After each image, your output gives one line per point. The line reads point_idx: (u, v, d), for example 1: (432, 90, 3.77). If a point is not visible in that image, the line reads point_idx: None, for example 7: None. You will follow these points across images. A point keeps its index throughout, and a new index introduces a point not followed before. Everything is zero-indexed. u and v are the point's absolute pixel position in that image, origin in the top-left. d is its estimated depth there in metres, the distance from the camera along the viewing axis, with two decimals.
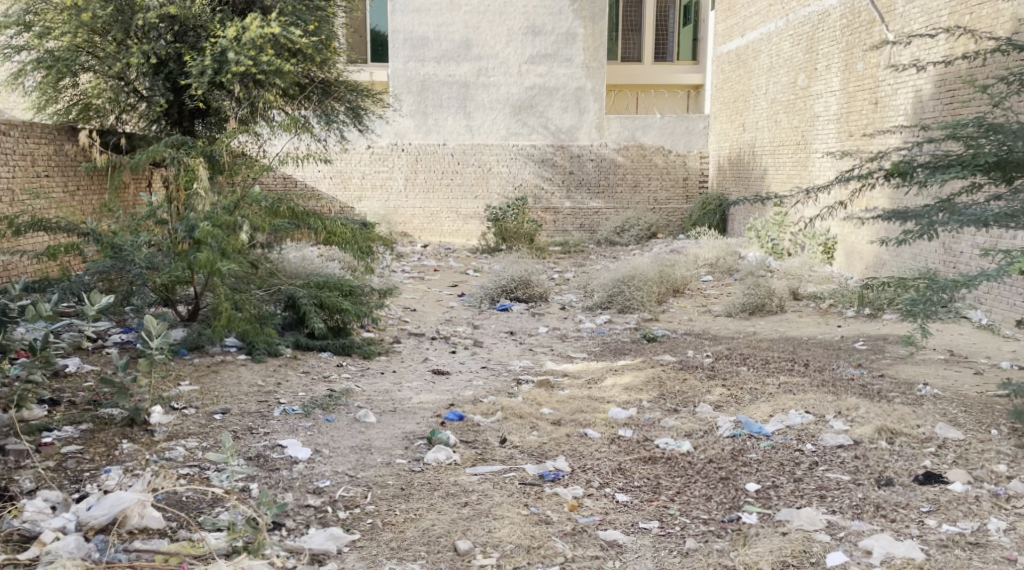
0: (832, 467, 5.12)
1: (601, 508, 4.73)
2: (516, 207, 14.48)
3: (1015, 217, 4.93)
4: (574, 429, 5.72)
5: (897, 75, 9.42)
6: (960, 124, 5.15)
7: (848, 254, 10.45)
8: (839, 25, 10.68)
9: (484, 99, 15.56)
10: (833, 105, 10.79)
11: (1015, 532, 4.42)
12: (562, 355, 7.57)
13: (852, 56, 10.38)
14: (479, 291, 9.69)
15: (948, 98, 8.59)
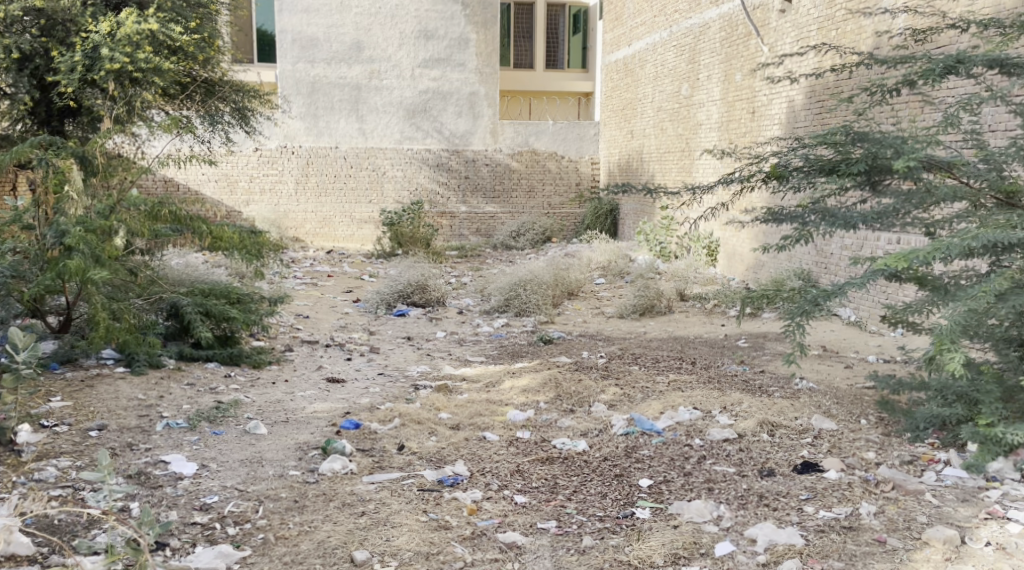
0: (718, 460, 5.37)
1: (500, 511, 4.84)
2: (411, 212, 14.54)
3: (880, 220, 5.25)
4: (472, 433, 5.82)
5: (771, 86, 9.86)
6: (829, 132, 5.41)
7: (729, 256, 10.90)
8: (718, 37, 11.10)
9: (376, 103, 15.51)
10: (714, 114, 11.22)
11: (884, 515, 4.73)
12: (459, 359, 7.66)
13: (731, 67, 10.79)
14: (374, 296, 9.68)
15: (817, 109, 9.06)
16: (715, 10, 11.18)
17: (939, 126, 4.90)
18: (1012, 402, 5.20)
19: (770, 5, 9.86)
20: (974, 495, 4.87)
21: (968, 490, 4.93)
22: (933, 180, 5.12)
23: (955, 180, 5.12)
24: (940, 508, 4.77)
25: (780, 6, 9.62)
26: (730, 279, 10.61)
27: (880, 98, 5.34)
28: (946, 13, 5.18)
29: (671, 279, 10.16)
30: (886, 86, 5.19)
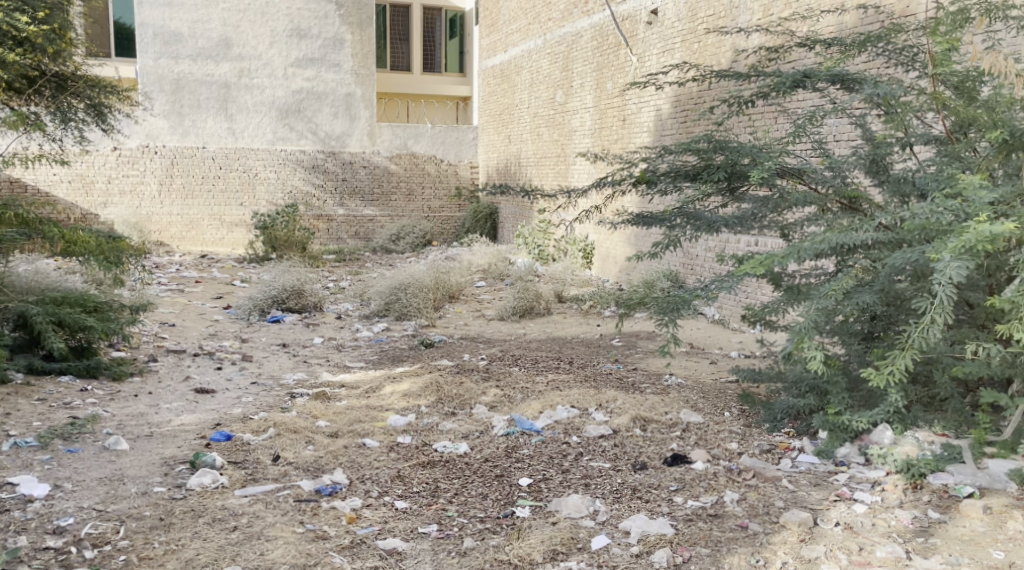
0: (594, 456, 5.59)
1: (379, 517, 4.91)
2: (286, 214, 14.29)
3: (742, 223, 5.56)
4: (351, 440, 5.87)
5: (640, 95, 10.23)
6: (693, 139, 5.64)
7: (604, 258, 11.24)
8: (590, 46, 11.43)
9: (246, 102, 15.23)
10: (587, 121, 11.54)
11: (745, 501, 5.04)
12: (337, 365, 7.67)
13: (602, 75, 11.12)
14: (246, 302, 9.54)
15: (682, 118, 9.45)
16: (587, 20, 11.51)
17: (789, 135, 5.32)
18: (856, 391, 5.67)
19: (638, 16, 10.22)
20: (825, 479, 5.28)
21: (820, 475, 5.34)
22: (786, 186, 5.47)
23: (804, 186, 5.49)
24: (795, 493, 5.13)
25: (647, 18, 9.98)
26: (606, 281, 10.95)
27: (737, 109, 5.64)
28: (794, 32, 5.54)
29: (550, 281, 10.39)
30: (743, 98, 5.50)
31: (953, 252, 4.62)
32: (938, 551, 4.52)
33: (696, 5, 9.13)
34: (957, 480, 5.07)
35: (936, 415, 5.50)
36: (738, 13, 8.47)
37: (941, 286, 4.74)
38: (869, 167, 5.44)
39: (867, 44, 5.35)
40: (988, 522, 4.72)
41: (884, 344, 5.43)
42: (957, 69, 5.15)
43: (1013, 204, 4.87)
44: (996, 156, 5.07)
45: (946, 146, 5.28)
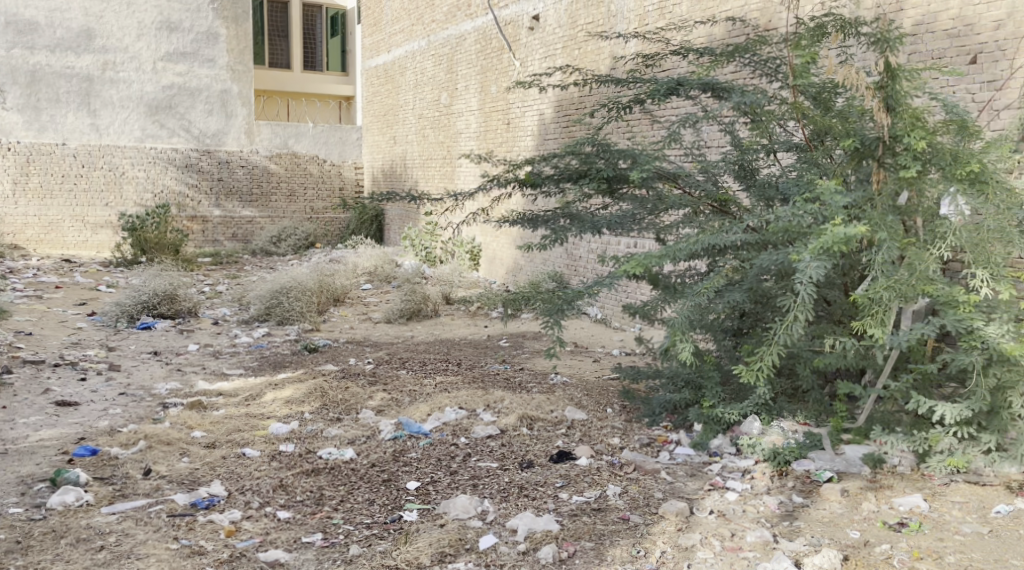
0: (482, 456, 5.75)
1: (261, 529, 4.90)
2: (157, 216, 13.83)
3: (623, 225, 5.69)
4: (229, 450, 5.83)
5: (524, 99, 10.38)
6: (577, 142, 5.73)
7: (491, 260, 11.36)
8: (473, 49, 11.53)
9: (111, 96, 14.65)
10: (472, 123, 11.64)
11: (627, 494, 5.30)
12: (214, 373, 7.51)
13: (486, 78, 11.23)
14: (113, 308, 9.24)
15: (565, 122, 9.63)
16: (470, 23, 11.58)
17: (664, 140, 5.52)
18: (727, 384, 5.96)
19: (520, 21, 10.36)
20: (700, 470, 5.58)
21: (695, 466, 5.62)
22: (662, 190, 5.69)
23: (679, 190, 5.71)
24: (673, 484, 5.43)
25: (529, 23, 10.14)
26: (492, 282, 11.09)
27: (616, 115, 5.76)
28: (668, 40, 5.75)
29: (438, 284, 10.45)
30: (621, 103, 5.63)
31: (813, 253, 5.01)
32: (802, 534, 4.89)
33: (576, 12, 9.33)
34: (817, 465, 5.52)
35: (798, 406, 5.87)
36: (616, 22, 8.70)
37: (803, 285, 5.10)
38: (737, 173, 5.87)
39: (734, 55, 5.64)
40: (845, 504, 5.18)
41: (753, 340, 5.68)
42: (815, 81, 5.50)
43: (864, 208, 5.35)
44: (850, 162, 5.49)
45: (805, 153, 5.69)
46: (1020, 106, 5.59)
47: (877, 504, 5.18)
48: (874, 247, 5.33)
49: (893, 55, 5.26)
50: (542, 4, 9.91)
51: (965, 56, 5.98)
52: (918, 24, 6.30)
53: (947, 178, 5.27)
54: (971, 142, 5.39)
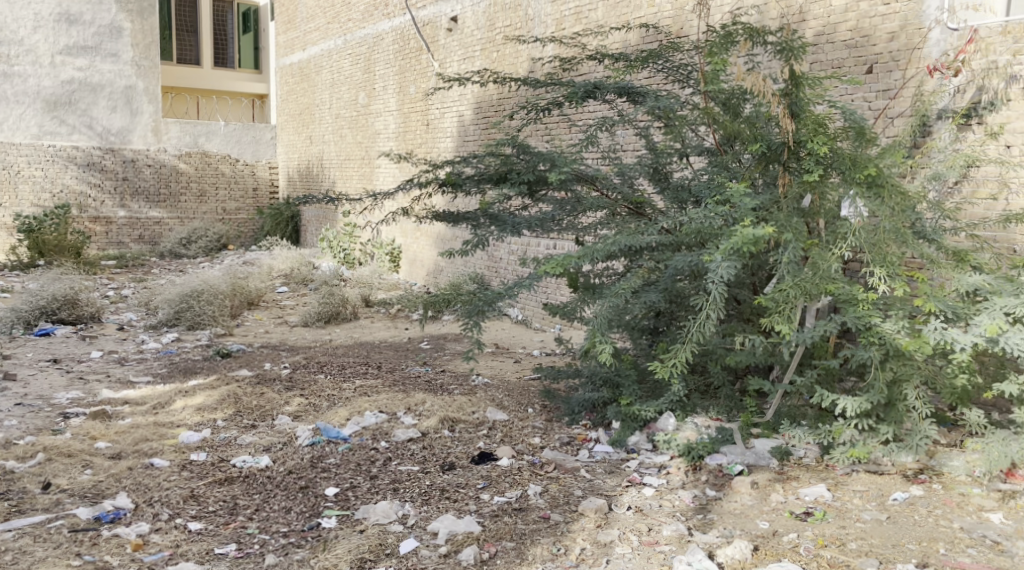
0: (403, 460, 5.82)
1: (170, 542, 4.84)
2: (55, 216, 13.37)
3: (543, 225, 5.80)
4: (137, 460, 5.72)
5: (444, 100, 10.40)
6: (498, 143, 5.89)
7: (411, 262, 11.33)
8: (392, 49, 11.48)
9: (5, 91, 14.01)
10: (391, 124, 11.60)
11: (547, 493, 5.44)
12: (120, 381, 7.28)
13: (405, 79, 11.21)
14: (9, 314, 8.85)
15: (485, 124, 9.68)
16: (387, 22, 11.53)
17: (582, 142, 5.70)
18: (644, 382, 6.10)
19: (438, 22, 10.38)
20: (618, 467, 5.74)
21: (613, 463, 5.78)
22: (581, 191, 5.82)
23: (598, 192, 5.86)
24: (592, 482, 5.57)
25: (447, 25, 10.17)
26: (412, 284, 11.07)
27: (534, 116, 5.91)
28: (585, 45, 5.93)
29: (356, 285, 10.38)
30: (539, 106, 5.78)
31: (724, 254, 5.23)
32: (714, 526, 5.08)
33: (494, 15, 9.40)
34: (729, 459, 5.69)
35: (711, 402, 6.08)
36: (533, 26, 8.80)
37: (715, 284, 5.32)
38: (651, 174, 6.00)
39: (648, 60, 5.85)
40: (755, 496, 5.39)
41: (668, 339, 5.84)
42: (724, 87, 5.70)
43: (771, 210, 5.58)
44: (757, 167, 5.72)
45: (715, 157, 5.91)
46: (912, 115, 5.94)
47: (784, 494, 5.42)
48: (781, 247, 5.55)
49: (796, 63, 5.56)
50: (460, 6, 9.96)
51: (863, 66, 6.30)
52: (818, 35, 6.58)
53: (846, 182, 5.53)
54: (868, 148, 5.65)
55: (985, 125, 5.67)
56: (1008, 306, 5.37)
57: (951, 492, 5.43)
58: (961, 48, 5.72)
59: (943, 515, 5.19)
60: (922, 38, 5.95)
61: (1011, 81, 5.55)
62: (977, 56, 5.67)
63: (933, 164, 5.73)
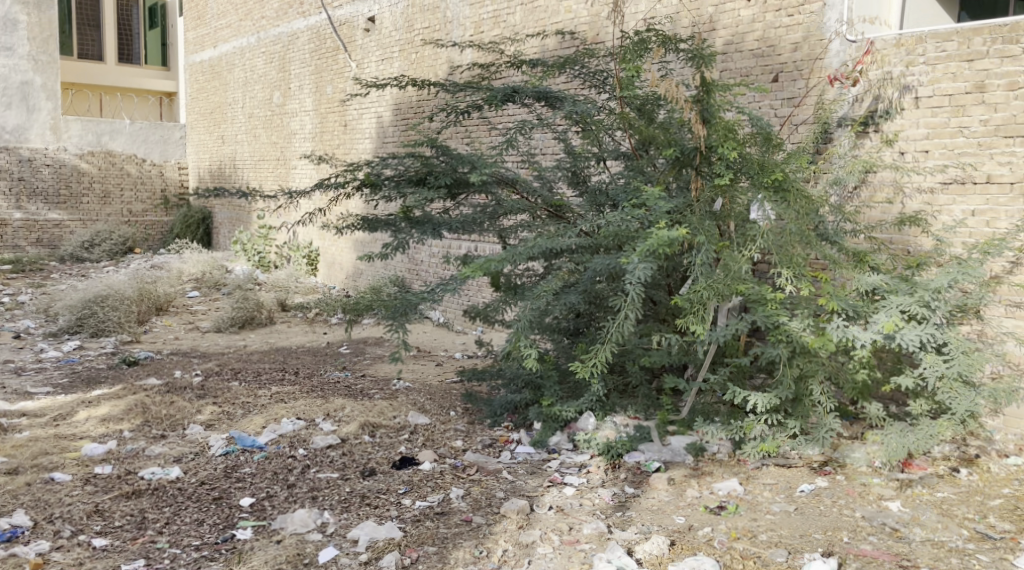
0: (322, 467, 5.75)
1: (72, 560, 4.64)
2: None
3: (465, 229, 6.04)
4: (36, 475, 5.45)
5: (362, 102, 10.39)
6: (418, 145, 6.07)
7: (329, 265, 11.21)
8: (307, 48, 11.42)
9: None
10: (306, 124, 11.53)
11: (469, 496, 5.45)
12: (17, 393, 6.88)
13: (321, 79, 11.16)
14: None
15: (404, 126, 9.71)
16: (302, 21, 11.44)
17: (502, 146, 5.94)
18: (565, 382, 6.23)
19: (355, 23, 10.39)
20: (539, 467, 5.83)
21: (535, 464, 5.88)
22: (502, 195, 6.04)
23: (517, 195, 6.10)
24: (514, 483, 5.64)
25: (365, 25, 10.19)
26: (332, 288, 10.97)
27: (454, 120, 6.13)
28: (503, 50, 6.17)
29: (272, 289, 10.22)
30: (459, 108, 6.02)
31: (641, 256, 5.34)
32: (633, 523, 5.18)
33: (412, 17, 9.47)
34: (646, 457, 5.87)
35: (629, 401, 6.19)
36: (452, 29, 8.88)
37: (633, 285, 5.43)
38: (570, 179, 6.25)
39: (565, 66, 6.02)
40: (671, 492, 5.53)
41: (588, 339, 6.02)
42: (639, 93, 5.87)
43: (685, 214, 5.74)
44: (671, 171, 5.89)
45: (631, 162, 6.06)
46: (815, 122, 6.35)
47: (699, 490, 5.57)
48: (694, 250, 5.71)
49: (707, 72, 5.73)
50: (378, 7, 10.00)
51: (769, 75, 6.70)
52: (728, 44, 6.95)
53: (755, 186, 5.72)
54: (774, 153, 5.89)
55: (881, 132, 6.16)
56: (904, 303, 5.65)
57: (854, 483, 5.69)
58: (859, 60, 6.18)
59: (846, 505, 5.43)
60: (823, 49, 6.36)
61: (904, 91, 6.06)
62: (873, 67, 6.15)
63: (834, 169, 6.21)
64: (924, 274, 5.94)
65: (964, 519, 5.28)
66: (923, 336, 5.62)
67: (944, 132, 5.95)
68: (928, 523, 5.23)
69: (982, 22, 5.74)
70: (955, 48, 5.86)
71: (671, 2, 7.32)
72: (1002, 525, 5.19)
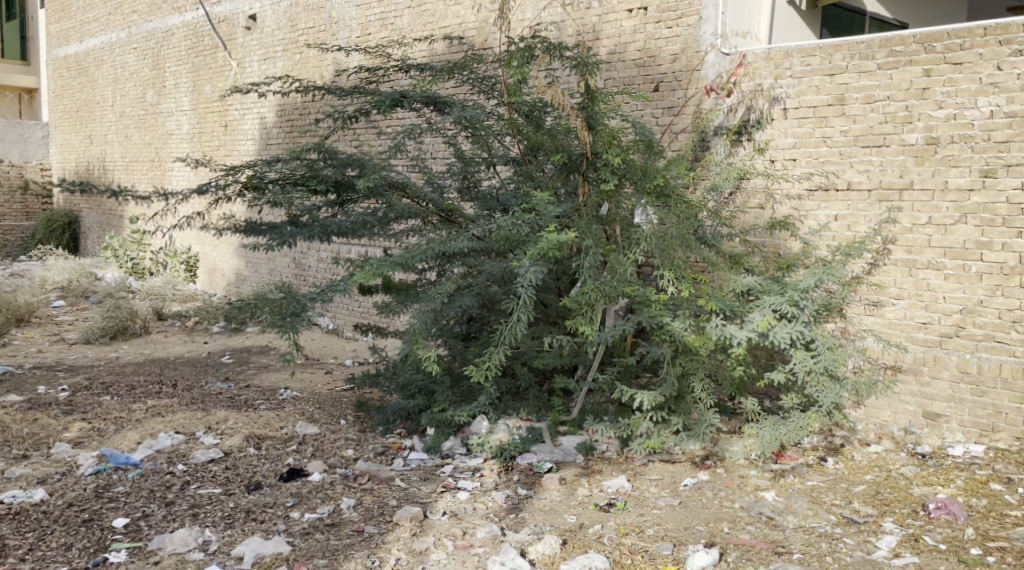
0: (203, 483, 5.54)
1: None
2: None
3: (352, 232, 6.02)
4: None
5: (243, 103, 10.53)
6: (303, 149, 6.01)
7: (210, 272, 11.30)
8: (183, 45, 11.56)
9: None
10: (184, 124, 11.66)
11: (360, 506, 5.38)
12: None
13: (198, 78, 11.32)
14: None
15: (289, 128, 9.85)
16: (177, 17, 11.59)
17: (391, 150, 5.99)
18: (458, 386, 6.34)
19: (235, 20, 10.51)
20: (433, 473, 5.84)
21: (428, 469, 5.89)
22: (393, 199, 6.05)
23: (409, 200, 6.10)
24: (407, 490, 5.60)
25: (245, 23, 10.32)
26: (213, 295, 11.03)
27: (341, 123, 6.13)
28: (391, 54, 6.16)
29: (147, 298, 9.99)
30: (346, 113, 5.99)
31: (532, 259, 5.44)
32: (526, 525, 5.23)
33: (296, 17, 9.62)
34: (539, 458, 5.97)
35: (521, 403, 6.31)
36: (338, 29, 9.06)
37: (525, 288, 5.53)
38: (461, 184, 6.34)
39: (453, 71, 6.16)
40: (563, 492, 5.62)
41: (480, 343, 6.14)
42: (527, 100, 5.99)
43: (573, 218, 5.89)
44: (559, 176, 6.04)
45: (521, 167, 6.19)
46: (693, 131, 6.75)
47: (589, 488, 5.69)
48: (582, 253, 5.85)
49: (592, 79, 5.88)
50: (258, 5, 10.13)
51: (650, 84, 7.06)
52: (612, 53, 7.29)
53: (638, 192, 5.91)
54: (655, 160, 6.10)
55: (753, 141, 6.56)
56: (776, 303, 5.94)
57: (732, 475, 5.91)
58: (732, 72, 6.58)
59: (726, 497, 5.63)
60: (700, 61, 6.76)
61: (774, 102, 6.47)
62: (746, 79, 6.55)
63: (711, 176, 6.54)
64: (793, 275, 6.29)
65: (831, 505, 5.50)
66: (793, 334, 5.94)
67: (809, 141, 6.37)
68: (799, 510, 5.44)
69: (841, 39, 6.19)
70: (818, 62, 6.29)
71: (556, 11, 7.65)
72: (865, 509, 5.41)
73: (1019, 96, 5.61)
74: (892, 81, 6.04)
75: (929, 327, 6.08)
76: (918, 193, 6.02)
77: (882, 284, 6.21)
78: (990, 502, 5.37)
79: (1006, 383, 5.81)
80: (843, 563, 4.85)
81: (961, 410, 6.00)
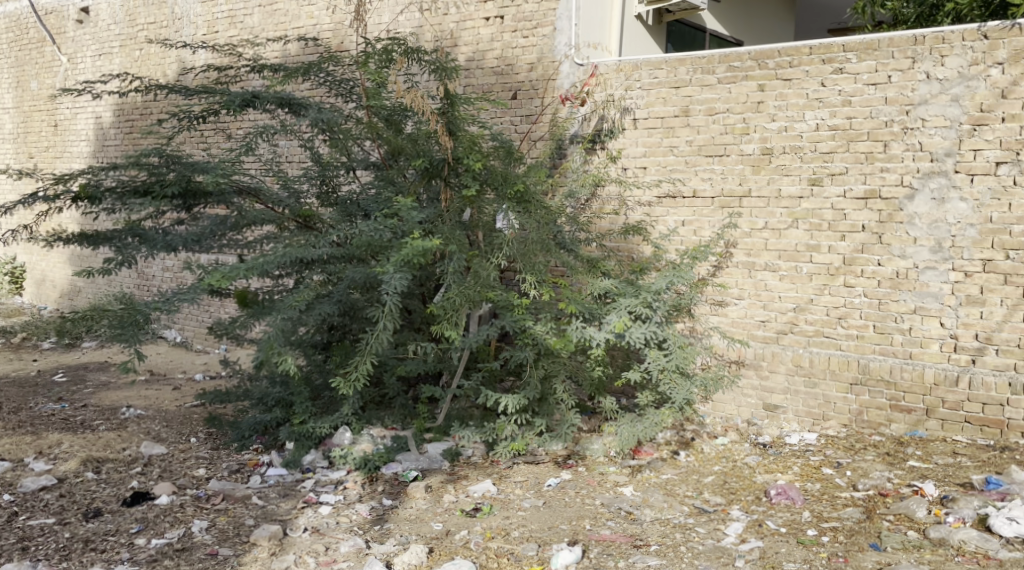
0: (34, 513, 5.07)
1: None
2: None
3: (199, 241, 5.73)
4: None
5: (74, 101, 9.89)
6: (142, 152, 5.61)
7: (37, 283, 10.71)
8: (4, 38, 10.72)
9: None
10: (6, 123, 10.81)
11: (214, 528, 5.09)
12: None
13: (23, 73, 10.54)
14: None
15: (127, 128, 9.34)
16: None
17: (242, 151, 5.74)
18: (319, 398, 6.19)
19: (65, 13, 9.89)
20: (293, 489, 5.62)
21: (288, 485, 5.67)
22: (244, 204, 5.81)
23: (262, 205, 5.88)
24: (265, 508, 5.36)
25: (76, 17, 9.73)
26: (42, 308, 10.43)
27: (187, 124, 5.80)
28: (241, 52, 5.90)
29: None
30: (192, 113, 5.67)
31: (396, 266, 5.37)
32: (391, 536, 5.12)
33: (135, 11, 9.20)
34: (404, 466, 5.89)
35: (385, 412, 6.23)
36: (182, 26, 8.74)
37: (389, 295, 5.46)
38: (319, 189, 6.20)
39: (310, 73, 6.05)
40: (428, 500, 5.55)
41: (342, 352, 6.03)
42: (387, 104, 5.95)
43: (435, 224, 5.85)
44: (421, 182, 6.01)
45: (381, 171, 6.14)
46: (549, 139, 6.95)
47: (455, 494, 5.65)
48: (446, 258, 5.83)
49: (451, 83, 5.88)
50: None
51: (508, 92, 7.24)
52: (470, 60, 7.44)
53: (500, 197, 5.94)
54: (514, 166, 6.16)
55: (606, 149, 6.85)
56: (631, 305, 6.12)
57: (593, 473, 6.03)
58: (585, 81, 6.83)
59: (587, 495, 5.73)
60: (555, 71, 7.01)
61: (624, 112, 6.77)
62: (598, 89, 6.82)
63: (567, 182, 6.75)
64: (645, 278, 6.53)
65: (684, 497, 5.72)
66: (647, 334, 6.16)
67: (658, 150, 6.69)
68: (655, 503, 5.61)
69: (685, 54, 6.54)
70: (664, 75, 6.62)
71: (414, 16, 7.75)
72: (714, 499, 5.66)
73: (842, 109, 6.09)
74: (731, 94, 6.42)
75: (768, 324, 6.47)
76: (755, 200, 6.41)
77: (725, 285, 6.57)
78: (823, 486, 5.71)
79: (834, 375, 6.25)
80: (696, 552, 5.03)
81: (797, 400, 6.41)
